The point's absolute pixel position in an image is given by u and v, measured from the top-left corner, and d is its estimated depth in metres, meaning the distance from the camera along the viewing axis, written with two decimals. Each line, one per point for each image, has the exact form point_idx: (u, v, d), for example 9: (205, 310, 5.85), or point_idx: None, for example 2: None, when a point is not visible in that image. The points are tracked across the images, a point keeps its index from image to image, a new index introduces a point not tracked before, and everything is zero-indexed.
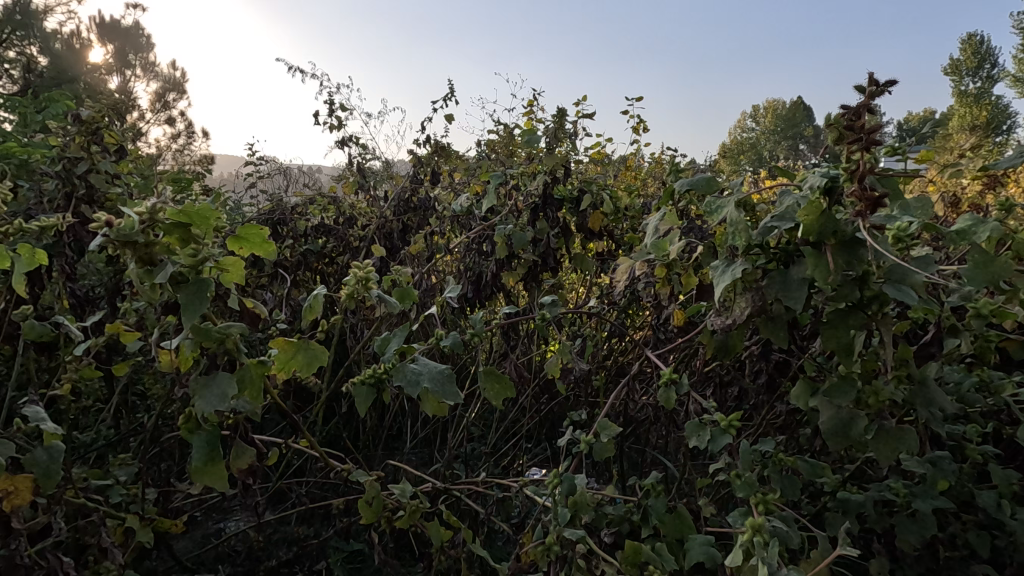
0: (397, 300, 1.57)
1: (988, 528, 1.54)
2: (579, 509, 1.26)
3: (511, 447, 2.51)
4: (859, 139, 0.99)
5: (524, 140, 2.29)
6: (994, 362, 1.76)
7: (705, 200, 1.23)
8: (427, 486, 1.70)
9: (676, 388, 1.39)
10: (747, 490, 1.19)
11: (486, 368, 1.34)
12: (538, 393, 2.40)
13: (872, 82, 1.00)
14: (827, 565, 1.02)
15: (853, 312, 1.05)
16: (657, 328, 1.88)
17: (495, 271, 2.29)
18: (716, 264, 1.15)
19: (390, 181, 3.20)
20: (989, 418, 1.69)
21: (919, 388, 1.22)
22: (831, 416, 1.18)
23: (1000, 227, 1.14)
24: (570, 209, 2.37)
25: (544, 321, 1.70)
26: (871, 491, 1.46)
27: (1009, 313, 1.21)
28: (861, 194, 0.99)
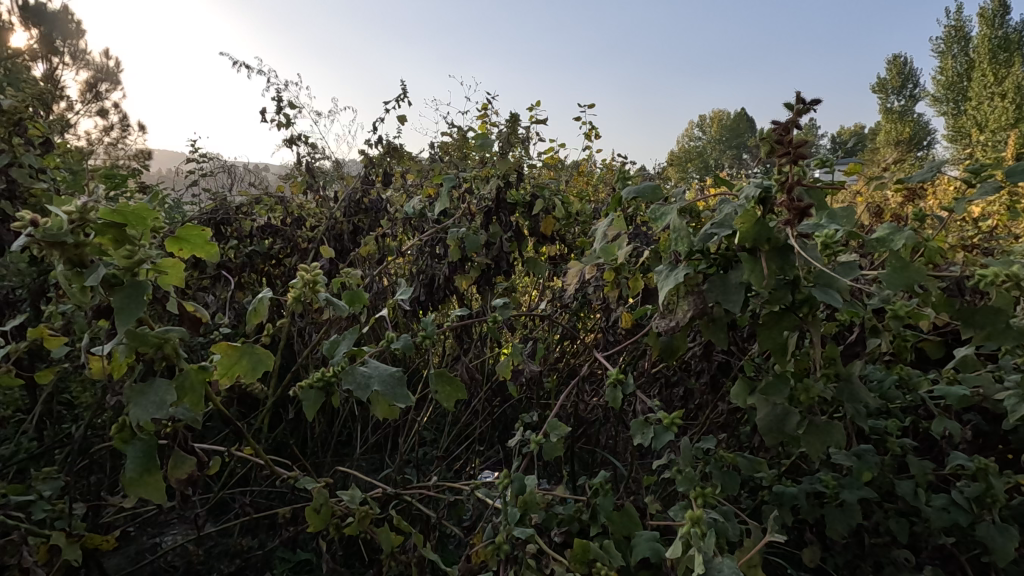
0: (346, 303, 1.55)
1: (908, 515, 1.66)
2: (529, 508, 1.28)
3: (464, 450, 2.51)
4: (788, 153, 1.05)
5: (477, 144, 2.31)
6: (913, 362, 1.90)
7: (650, 208, 1.27)
8: (378, 492, 1.68)
9: (623, 388, 1.43)
10: (688, 485, 1.24)
11: (437, 370, 1.34)
12: (490, 396, 2.41)
13: (800, 100, 1.07)
14: (759, 553, 1.08)
15: (786, 314, 1.12)
16: (606, 330, 1.92)
17: (448, 274, 2.29)
18: (661, 269, 1.20)
19: (341, 181, 3.14)
20: (908, 412, 1.83)
21: (846, 384, 1.30)
22: (766, 412, 1.25)
23: (914, 236, 1.24)
24: (523, 213, 2.40)
25: (497, 323, 1.72)
26: (804, 484, 1.55)
27: (922, 315, 1.32)
28: (790, 204, 1.05)
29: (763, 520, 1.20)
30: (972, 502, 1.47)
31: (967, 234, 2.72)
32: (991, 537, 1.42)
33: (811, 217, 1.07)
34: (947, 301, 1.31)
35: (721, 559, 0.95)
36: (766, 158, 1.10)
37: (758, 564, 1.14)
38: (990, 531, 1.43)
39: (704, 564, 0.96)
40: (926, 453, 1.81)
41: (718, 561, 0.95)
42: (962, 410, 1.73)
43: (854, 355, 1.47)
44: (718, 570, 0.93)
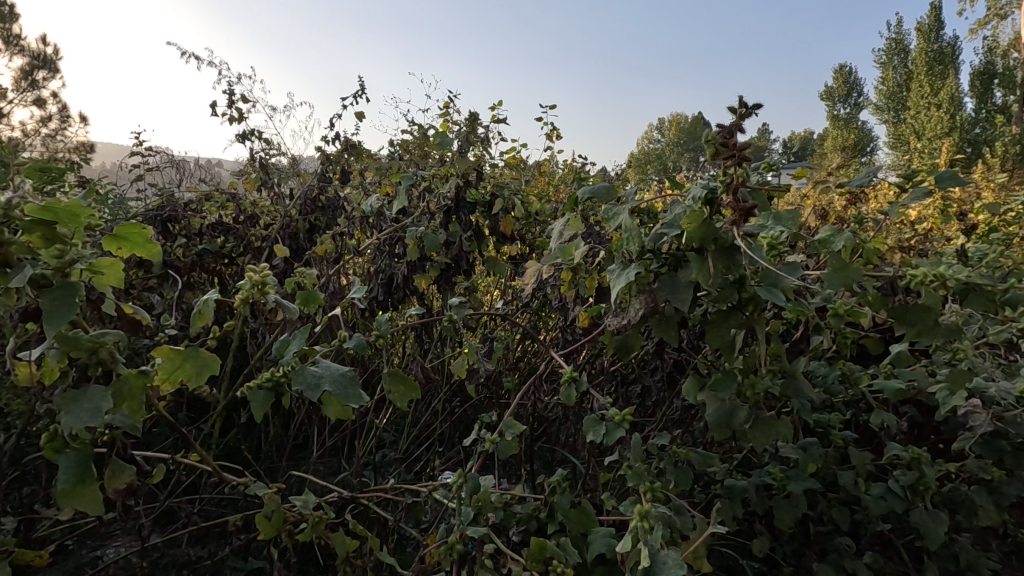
0: (300, 303, 1.51)
1: (849, 504, 1.74)
2: (484, 507, 1.27)
3: (424, 452, 2.48)
4: (732, 155, 1.08)
5: (436, 143, 2.29)
6: (854, 357, 1.99)
7: (603, 208, 1.29)
8: (333, 496, 1.65)
9: (578, 386, 1.45)
10: (638, 480, 1.27)
11: (391, 369, 1.32)
12: (450, 396, 2.39)
13: (743, 104, 1.11)
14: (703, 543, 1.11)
15: (733, 312, 1.16)
16: (564, 330, 1.94)
17: (407, 274, 2.26)
18: (614, 267, 1.22)
19: (297, 178, 3.07)
20: (849, 406, 1.92)
21: (790, 380, 1.35)
22: (715, 408, 1.30)
23: (853, 237, 1.30)
24: (483, 212, 2.40)
25: (453, 323, 1.71)
26: (754, 477, 1.60)
27: (860, 313, 1.38)
28: (734, 205, 1.08)
29: (710, 512, 1.23)
30: (907, 490, 1.55)
31: (904, 236, 2.88)
32: (923, 522, 1.50)
33: (754, 217, 1.10)
34: (882, 300, 1.39)
35: (667, 551, 0.97)
36: (712, 160, 1.13)
37: (705, 555, 1.17)
38: (922, 516, 1.51)
39: (651, 556, 0.98)
40: (866, 445, 1.90)
41: (664, 553, 0.97)
42: (899, 402, 1.83)
43: (799, 352, 1.53)
44: (664, 562, 0.95)
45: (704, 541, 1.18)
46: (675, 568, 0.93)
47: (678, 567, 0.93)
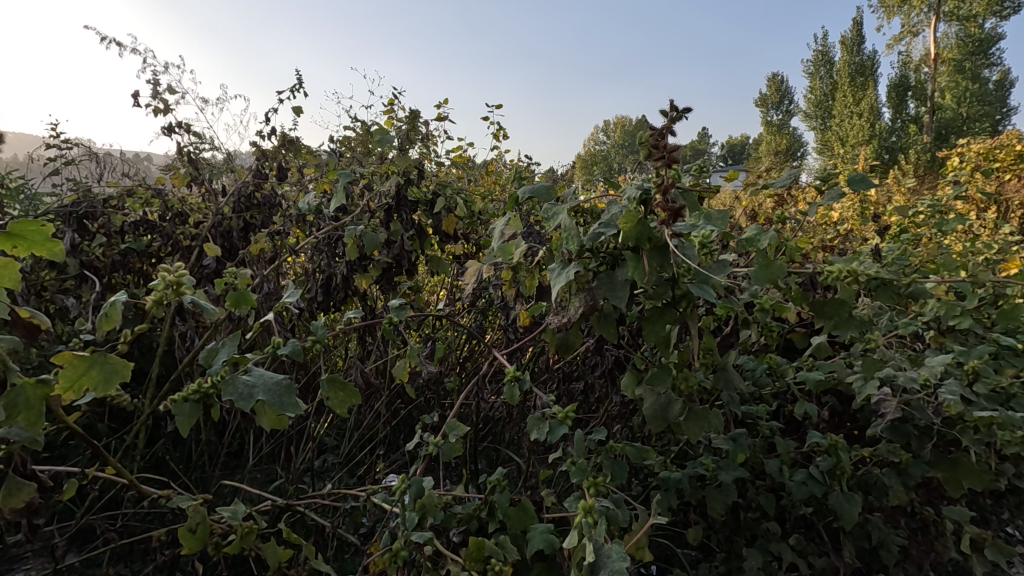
0: (230, 304, 1.46)
1: (776, 490, 1.83)
2: (424, 510, 1.26)
3: (367, 455, 2.43)
4: (663, 157, 1.12)
5: (376, 140, 2.24)
6: (781, 351, 2.09)
7: (542, 207, 1.30)
8: (266, 505, 1.58)
9: (519, 385, 1.45)
10: (579, 476, 1.28)
11: (329, 375, 1.28)
12: (392, 398, 2.35)
13: (674, 108, 1.14)
14: (644, 534, 1.14)
15: (668, 309, 1.19)
16: (507, 329, 1.94)
17: (346, 274, 2.20)
18: (554, 266, 1.23)
19: (231, 175, 2.93)
20: (776, 397, 2.02)
21: (721, 373, 1.41)
22: (652, 402, 1.34)
23: (776, 236, 1.37)
24: (424, 211, 2.37)
25: (392, 324, 1.68)
26: (688, 468, 1.66)
27: (784, 308, 1.46)
28: (666, 205, 1.12)
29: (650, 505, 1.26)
30: (826, 474, 1.65)
31: (827, 237, 3.06)
32: (840, 504, 1.60)
33: (684, 217, 1.14)
34: (803, 296, 1.46)
35: (610, 544, 0.99)
36: (646, 161, 1.16)
37: (646, 545, 1.20)
38: (838, 499, 1.61)
39: (595, 551, 0.99)
40: (791, 433, 2.01)
41: (608, 547, 0.98)
42: (820, 393, 1.94)
43: (729, 346, 1.60)
44: (607, 555, 0.97)
45: (644, 531, 1.21)
46: (619, 561, 0.94)
47: (620, 559, 0.94)
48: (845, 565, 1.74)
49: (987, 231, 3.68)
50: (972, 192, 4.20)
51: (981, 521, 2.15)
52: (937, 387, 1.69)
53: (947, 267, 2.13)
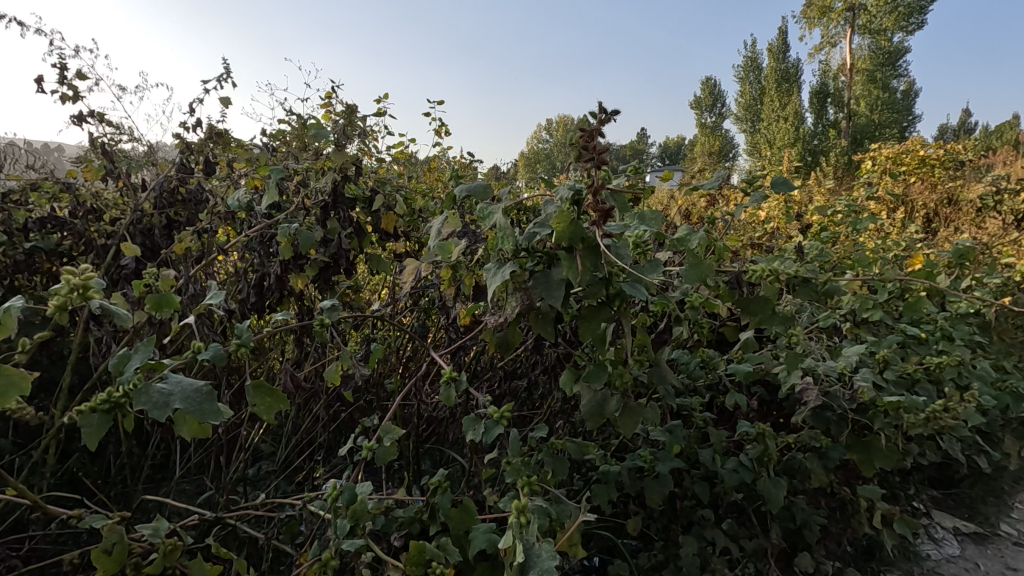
0: (150, 308, 1.37)
1: (709, 478, 1.91)
2: (362, 517, 1.22)
3: (305, 460, 2.34)
4: (592, 158, 1.13)
5: (310, 135, 2.15)
6: (714, 345, 2.18)
7: (478, 206, 1.29)
8: (194, 519, 1.49)
9: (457, 385, 1.43)
10: (514, 474, 1.29)
11: (254, 381, 1.22)
12: (331, 401, 2.28)
13: (603, 110, 1.16)
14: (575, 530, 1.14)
15: (603, 308, 1.21)
16: (448, 328, 1.92)
17: (280, 274, 2.10)
18: (490, 266, 1.22)
19: (151, 168, 2.73)
20: (709, 389, 2.11)
21: (655, 368, 1.45)
22: (589, 398, 1.34)
23: (705, 236, 1.41)
24: (363, 209, 2.30)
25: (324, 326, 1.61)
26: (627, 461, 1.70)
27: (712, 305, 1.51)
28: (596, 206, 1.14)
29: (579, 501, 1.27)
30: (755, 462, 1.73)
31: (756, 235, 3.23)
32: (767, 490, 1.69)
33: (615, 219, 1.16)
34: (731, 293, 1.53)
35: (540, 542, 1.00)
36: (576, 161, 1.17)
37: (578, 542, 1.21)
38: (767, 485, 1.70)
39: (525, 550, 0.99)
40: (723, 423, 2.10)
41: (538, 546, 0.99)
42: (749, 384, 2.04)
43: (663, 342, 1.64)
44: (538, 553, 0.98)
45: (577, 527, 1.22)
46: (549, 559, 0.95)
47: (551, 557, 0.95)
48: (773, 545, 1.83)
49: (898, 229, 3.98)
50: (882, 194, 4.53)
51: (891, 497, 2.34)
52: (853, 376, 1.82)
53: (861, 264, 2.29)
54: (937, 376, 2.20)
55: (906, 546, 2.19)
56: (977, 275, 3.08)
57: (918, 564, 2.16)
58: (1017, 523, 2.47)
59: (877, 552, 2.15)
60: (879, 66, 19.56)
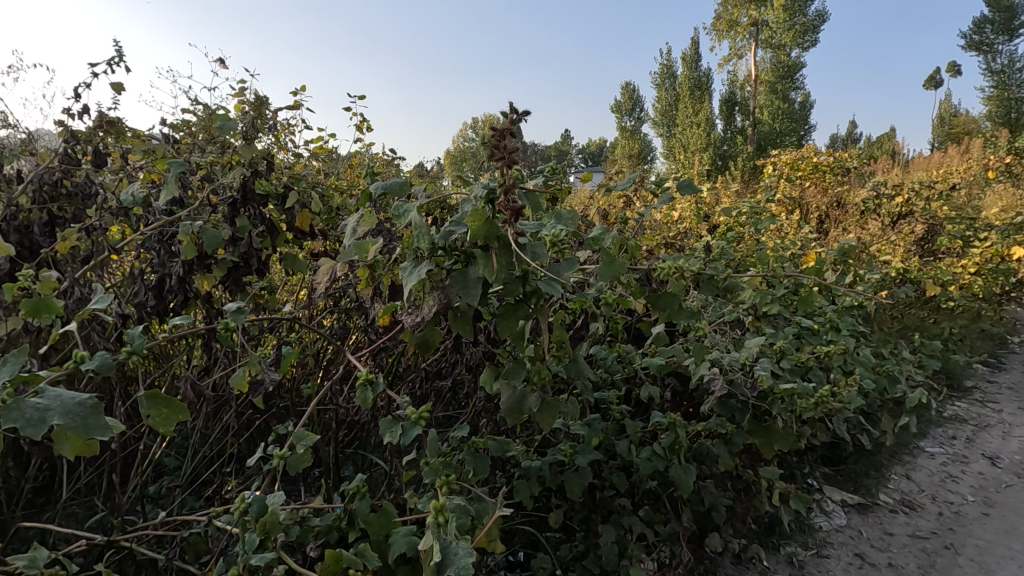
0: (26, 313, 1.23)
1: (627, 468, 1.99)
2: (272, 530, 1.16)
3: (215, 473, 2.20)
4: (504, 158, 1.15)
5: (216, 126, 2.01)
6: (630, 340, 2.28)
7: (393, 205, 1.27)
8: (81, 545, 1.35)
9: (374, 387, 1.39)
10: (434, 474, 1.28)
11: (148, 391, 1.13)
12: (243, 408, 2.15)
13: (514, 110, 1.17)
14: (494, 527, 1.15)
15: (520, 306, 1.22)
16: (366, 330, 1.86)
17: (183, 275, 1.95)
18: (406, 265, 1.20)
19: (30, 158, 2.45)
20: (626, 382, 2.19)
21: (573, 364, 1.48)
22: (508, 395, 1.34)
23: (619, 235, 1.46)
24: (275, 206, 2.20)
25: (229, 330, 1.50)
26: (548, 456, 1.74)
27: (626, 300, 1.57)
28: (508, 204, 1.14)
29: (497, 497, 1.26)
30: (667, 450, 1.83)
31: (670, 234, 3.40)
32: (678, 476, 1.79)
33: (527, 217, 1.17)
34: (642, 289, 1.59)
35: (457, 541, 1.00)
36: (488, 160, 1.18)
37: (497, 537, 1.16)
38: (677, 471, 1.80)
39: (442, 550, 0.99)
40: (639, 415, 2.20)
41: (455, 544, 0.99)
42: (663, 377, 2.14)
43: (581, 338, 1.69)
44: (455, 552, 0.98)
45: (495, 523, 1.17)
46: (466, 556, 0.96)
47: (467, 554, 0.95)
48: (685, 528, 1.94)
49: (795, 229, 4.33)
50: (781, 197, 4.92)
51: (789, 476, 2.55)
52: (753, 366, 1.96)
53: (761, 261, 2.47)
54: (826, 363, 2.42)
55: (801, 520, 2.39)
56: (860, 271, 3.41)
57: (812, 535, 2.37)
58: (893, 492, 2.77)
59: (777, 527, 2.34)
60: (779, 78, 21.13)
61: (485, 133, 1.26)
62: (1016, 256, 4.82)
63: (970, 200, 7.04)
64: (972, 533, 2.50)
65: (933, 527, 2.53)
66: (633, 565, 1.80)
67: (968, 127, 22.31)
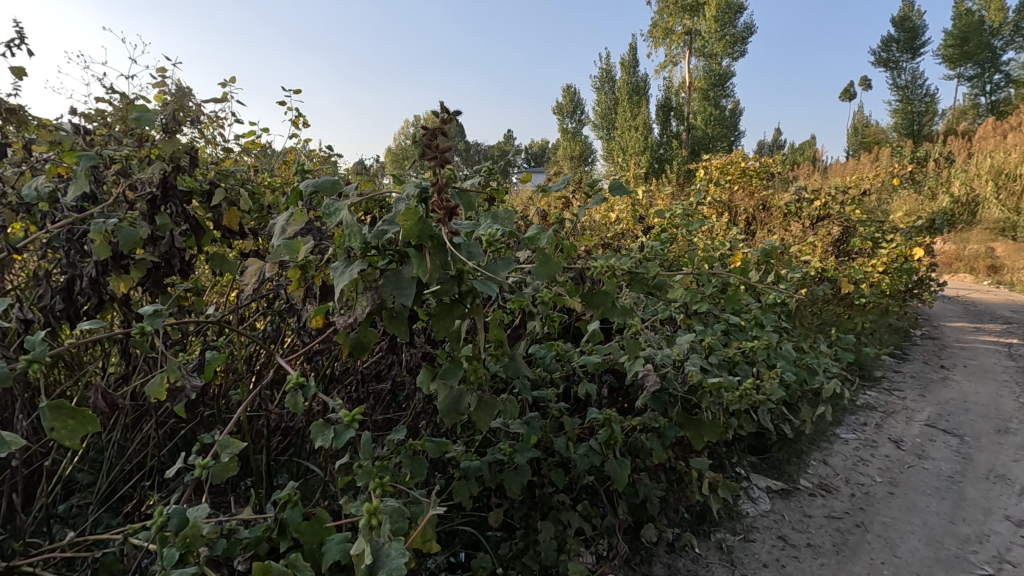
0: None
1: (565, 465, 2.03)
2: (193, 543, 1.10)
3: (134, 487, 2.06)
4: (435, 157, 1.15)
5: (131, 118, 1.85)
6: (569, 339, 2.32)
7: (323, 203, 1.23)
8: None
9: (304, 391, 1.35)
10: (366, 478, 1.25)
11: (51, 402, 1.05)
12: (165, 418, 2.03)
13: (445, 109, 1.19)
14: (429, 528, 1.14)
15: (455, 305, 1.21)
16: (299, 332, 1.80)
17: (95, 276, 1.82)
18: (337, 265, 1.17)
19: None
20: (565, 380, 2.23)
21: (510, 362, 1.49)
22: (445, 395, 1.34)
23: (554, 235, 1.48)
24: (200, 203, 2.08)
25: (146, 334, 1.41)
26: (488, 456, 1.74)
27: (562, 300, 1.59)
28: (441, 204, 1.14)
29: (433, 498, 1.25)
30: (603, 445, 1.87)
31: (608, 235, 3.49)
32: (614, 469, 1.84)
33: (459, 216, 1.17)
34: (577, 289, 1.63)
35: (389, 542, 0.99)
36: (421, 159, 1.18)
37: (432, 537, 1.15)
38: (613, 465, 1.85)
39: (374, 552, 0.97)
40: (577, 412, 2.24)
41: (387, 546, 0.98)
42: (600, 374, 2.19)
43: (518, 337, 1.70)
44: (387, 553, 0.97)
45: (430, 522, 1.16)
46: (398, 558, 0.95)
47: (400, 555, 0.95)
48: (620, 520, 2.01)
49: (724, 231, 4.55)
50: (712, 200, 5.16)
51: (718, 465, 2.68)
52: (683, 361, 2.06)
53: (691, 261, 2.59)
54: (751, 358, 2.56)
55: (729, 507, 2.52)
56: (782, 270, 3.63)
57: (739, 521, 2.50)
58: (811, 477, 2.96)
59: (707, 515, 2.45)
60: (711, 86, 22.09)
61: (416, 132, 1.26)
62: (917, 256, 5.28)
63: (879, 204, 7.62)
64: (879, 511, 2.72)
65: (846, 507, 2.73)
66: (570, 559, 1.83)
67: (878, 137, 24.17)
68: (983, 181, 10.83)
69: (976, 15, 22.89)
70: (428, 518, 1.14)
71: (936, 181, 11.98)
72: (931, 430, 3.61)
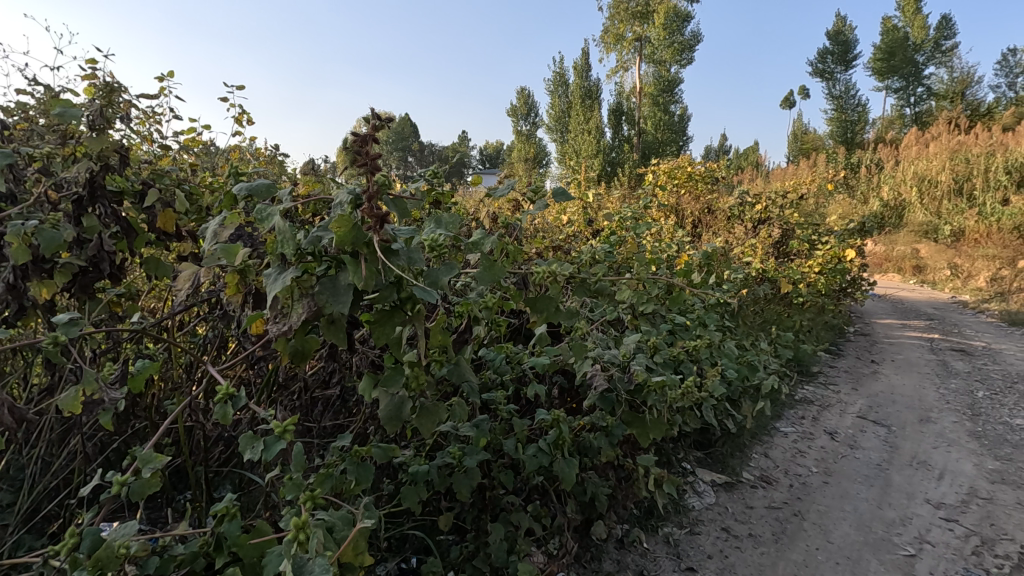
0: None
1: (514, 466, 2.04)
2: (108, 565, 1.04)
3: (60, 505, 1.94)
4: (365, 163, 1.16)
5: (54, 114, 1.74)
6: (519, 341, 2.34)
7: (254, 208, 1.20)
8: None
9: (235, 402, 1.30)
10: (295, 490, 1.22)
11: None
12: (91, 432, 1.91)
13: (375, 116, 1.22)
14: (360, 542, 1.12)
15: (396, 312, 1.20)
16: (239, 338, 1.76)
17: (14, 281, 1.70)
18: (270, 272, 1.15)
19: None
20: (515, 383, 2.25)
21: (455, 367, 1.48)
22: (387, 402, 1.32)
23: (497, 240, 1.49)
24: (133, 204, 1.98)
25: (61, 345, 1.33)
26: (436, 460, 1.74)
27: (506, 304, 1.61)
28: (371, 211, 1.14)
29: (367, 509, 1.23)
30: (551, 446, 1.90)
31: (559, 237, 3.54)
32: (562, 469, 1.86)
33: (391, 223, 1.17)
34: (521, 292, 1.65)
35: (314, 558, 0.97)
36: (351, 166, 1.18)
37: (365, 549, 1.13)
38: (561, 465, 1.88)
39: (297, 569, 0.96)
40: (527, 414, 2.26)
41: (312, 562, 0.96)
42: (549, 376, 2.22)
43: (464, 342, 1.71)
44: (310, 570, 0.95)
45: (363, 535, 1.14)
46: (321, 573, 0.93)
47: (324, 571, 0.93)
48: (569, 519, 2.04)
49: (672, 232, 4.69)
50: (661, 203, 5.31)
51: (664, 462, 2.76)
52: (628, 362, 2.12)
53: (638, 263, 2.65)
54: (696, 357, 2.65)
55: (675, 502, 2.60)
56: (725, 272, 3.77)
57: (685, 515, 2.58)
58: (754, 469, 3.10)
59: (655, 511, 2.52)
60: (661, 92, 22.67)
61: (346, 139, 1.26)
62: (849, 258, 5.58)
63: (815, 207, 8.01)
64: (816, 500, 2.86)
65: (785, 497, 2.87)
66: (520, 559, 1.85)
67: (816, 145, 25.45)
68: (908, 187, 11.59)
69: (901, 32, 24.48)
70: (361, 529, 1.13)
71: (867, 186, 12.73)
72: (862, 422, 3.84)
